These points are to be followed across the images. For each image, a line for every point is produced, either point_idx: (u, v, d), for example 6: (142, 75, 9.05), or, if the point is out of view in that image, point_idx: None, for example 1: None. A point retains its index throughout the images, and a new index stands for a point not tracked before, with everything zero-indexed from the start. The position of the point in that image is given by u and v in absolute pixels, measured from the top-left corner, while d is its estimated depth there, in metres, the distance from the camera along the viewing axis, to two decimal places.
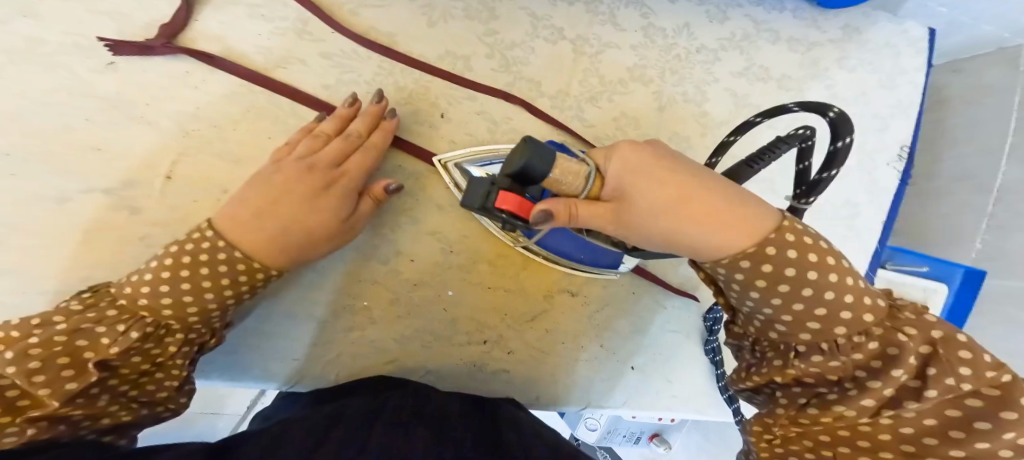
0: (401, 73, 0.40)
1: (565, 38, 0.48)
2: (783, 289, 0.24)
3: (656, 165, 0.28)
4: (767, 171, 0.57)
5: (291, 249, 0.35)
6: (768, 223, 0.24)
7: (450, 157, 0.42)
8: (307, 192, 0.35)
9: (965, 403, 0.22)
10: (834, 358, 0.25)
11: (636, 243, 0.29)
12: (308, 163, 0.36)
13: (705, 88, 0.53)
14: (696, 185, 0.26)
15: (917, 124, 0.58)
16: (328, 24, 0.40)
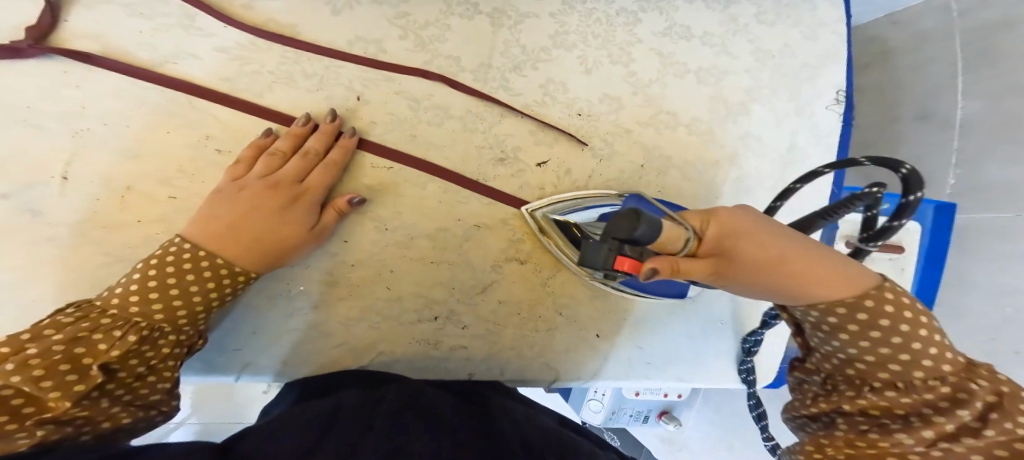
0: (309, 62, 0.42)
1: (482, 13, 0.49)
2: (873, 335, 0.28)
3: (758, 228, 0.33)
4: (708, 124, 0.56)
5: (266, 256, 0.37)
6: (868, 280, 0.29)
7: (537, 207, 0.51)
8: (274, 206, 0.37)
9: (1013, 445, 0.25)
10: (907, 394, 0.27)
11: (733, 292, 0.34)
12: (271, 180, 0.38)
13: (629, 49, 0.54)
14: (797, 246, 0.31)
15: (848, 68, 0.58)
16: (216, 17, 0.39)
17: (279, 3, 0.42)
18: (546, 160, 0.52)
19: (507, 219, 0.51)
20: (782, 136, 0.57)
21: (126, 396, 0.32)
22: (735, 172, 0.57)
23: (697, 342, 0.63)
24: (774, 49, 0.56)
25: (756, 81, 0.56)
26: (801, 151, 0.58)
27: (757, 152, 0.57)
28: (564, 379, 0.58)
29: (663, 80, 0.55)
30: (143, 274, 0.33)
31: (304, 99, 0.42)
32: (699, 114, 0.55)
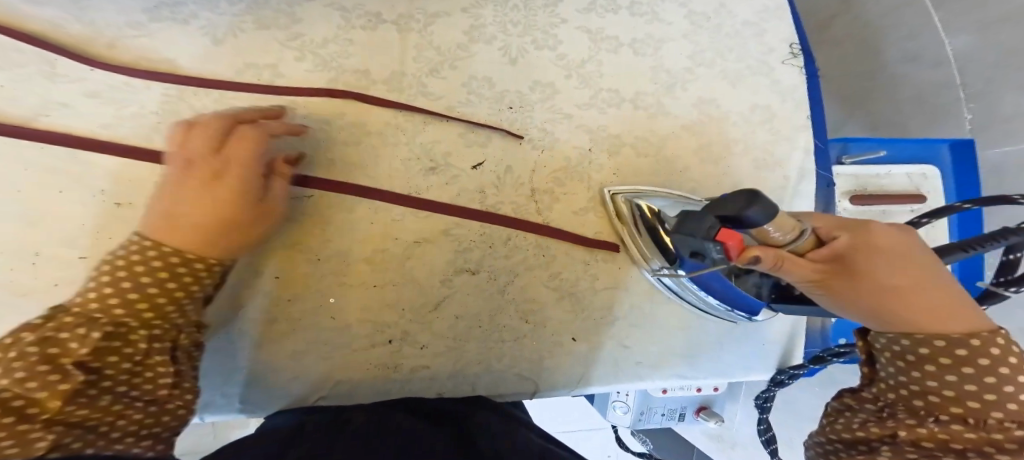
0: (195, 95, 0.42)
1: (387, 21, 0.48)
2: (965, 372, 0.26)
3: (896, 248, 0.31)
4: (653, 94, 0.51)
5: (221, 234, 0.33)
6: (982, 326, 0.28)
7: (618, 189, 0.51)
8: (218, 187, 0.33)
9: None
10: (972, 431, 0.26)
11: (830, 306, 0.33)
12: (215, 155, 0.34)
13: (552, 31, 0.51)
14: (927, 279, 0.30)
15: (793, 19, 0.53)
16: (81, 62, 0.40)
17: (156, 43, 0.43)
18: (481, 163, 0.49)
19: (448, 230, 0.49)
20: (739, 95, 0.52)
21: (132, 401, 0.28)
22: (697, 142, 0.52)
23: (696, 336, 0.57)
24: (711, 6, 0.52)
25: (697, 44, 0.51)
26: (767, 108, 0.52)
27: (716, 118, 0.52)
28: (544, 389, 0.53)
29: (595, 57, 0.51)
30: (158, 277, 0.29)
31: None
32: (642, 87, 0.51)
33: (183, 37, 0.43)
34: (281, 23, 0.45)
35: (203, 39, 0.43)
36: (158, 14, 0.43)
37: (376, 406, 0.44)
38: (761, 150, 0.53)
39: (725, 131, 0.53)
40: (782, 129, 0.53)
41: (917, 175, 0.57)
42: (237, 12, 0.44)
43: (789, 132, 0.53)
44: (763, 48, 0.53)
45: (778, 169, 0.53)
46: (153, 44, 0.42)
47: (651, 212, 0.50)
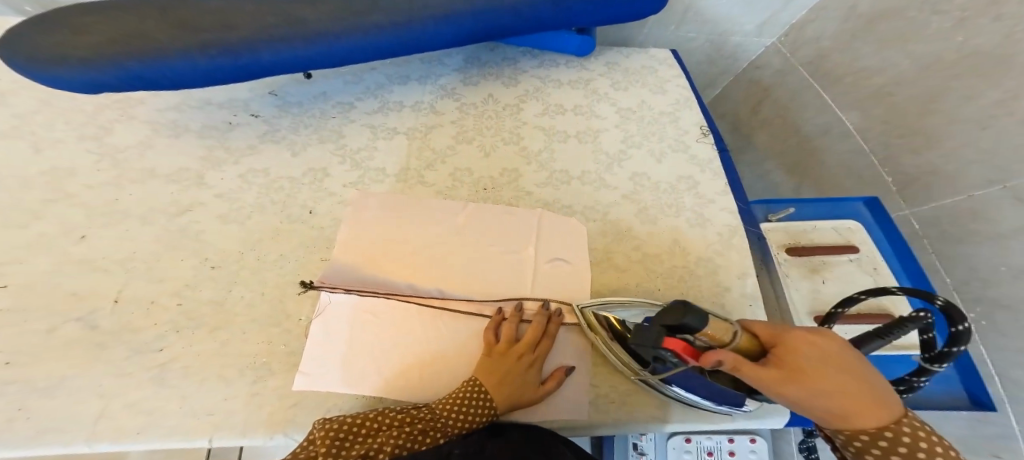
0: (263, 188, 0.61)
1: (400, 132, 0.68)
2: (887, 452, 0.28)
3: (839, 362, 0.30)
4: (595, 170, 0.67)
5: (344, 276, 0.54)
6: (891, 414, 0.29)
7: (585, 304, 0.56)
8: (349, 251, 0.56)
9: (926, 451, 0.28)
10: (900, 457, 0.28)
11: (849, 370, 0.30)
12: (348, 236, 0.57)
13: (518, 131, 0.70)
14: (831, 373, 0.29)
15: (701, 111, 0.74)
16: (202, 170, 0.61)
17: (247, 155, 0.63)
18: None
19: None
20: (668, 168, 0.68)
21: None
22: (636, 207, 0.65)
23: None
24: (634, 104, 0.74)
25: (627, 131, 0.71)
26: (691, 178, 0.68)
27: (649, 188, 0.66)
28: None
29: (549, 147, 0.69)
30: None
31: (262, 213, 0.59)
32: (587, 167, 0.68)
33: (264, 151, 0.64)
34: (332, 139, 0.66)
35: (278, 152, 0.64)
36: (250, 141, 0.65)
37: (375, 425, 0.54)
38: (693, 209, 0.65)
39: (659, 194, 0.66)
40: (705, 192, 0.67)
41: (843, 230, 0.68)
42: (300, 135, 0.66)
43: (712, 196, 0.66)
44: (682, 131, 0.72)
45: (711, 225, 0.64)
46: (242, 160, 0.63)
47: (601, 263, 0.61)
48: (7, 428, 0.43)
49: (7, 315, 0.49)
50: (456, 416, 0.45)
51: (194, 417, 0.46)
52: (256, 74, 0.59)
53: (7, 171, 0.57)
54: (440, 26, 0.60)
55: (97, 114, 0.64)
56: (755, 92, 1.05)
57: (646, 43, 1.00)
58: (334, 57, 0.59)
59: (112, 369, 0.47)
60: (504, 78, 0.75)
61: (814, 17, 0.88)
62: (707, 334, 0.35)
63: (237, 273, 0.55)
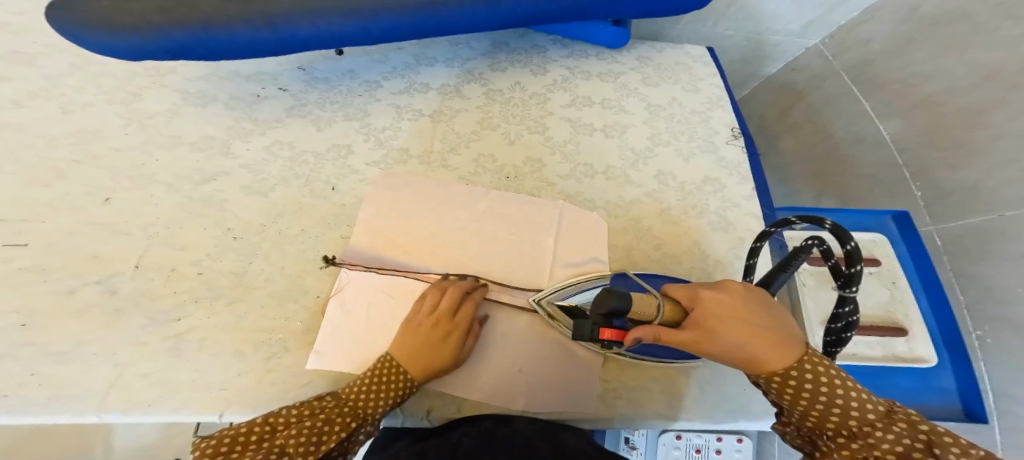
0: (286, 162, 0.61)
1: (425, 114, 0.68)
2: (805, 394, 0.33)
3: (740, 315, 0.37)
4: (622, 166, 0.67)
5: (366, 254, 0.55)
6: (795, 354, 0.34)
7: (539, 296, 0.55)
8: (371, 230, 0.56)
9: (835, 389, 0.32)
10: (818, 402, 0.32)
11: (747, 321, 0.36)
12: (370, 216, 0.57)
13: (544, 121, 0.69)
14: (733, 325, 0.36)
15: (733, 112, 0.72)
16: (226, 140, 0.61)
17: (272, 127, 0.63)
18: None
19: None
20: (696, 169, 0.67)
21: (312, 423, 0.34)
22: (659, 206, 0.64)
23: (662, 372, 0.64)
24: (665, 101, 0.72)
25: (655, 129, 0.70)
26: (718, 181, 0.67)
27: (674, 188, 0.66)
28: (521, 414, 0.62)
29: (575, 139, 0.68)
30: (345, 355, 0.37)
31: (286, 187, 0.59)
32: (611, 162, 0.67)
33: (290, 124, 0.64)
34: (358, 117, 0.66)
35: (303, 126, 0.64)
36: (277, 114, 0.64)
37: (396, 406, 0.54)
38: (716, 213, 0.64)
39: (684, 194, 0.65)
40: (731, 196, 0.66)
41: (868, 241, 0.68)
42: (326, 111, 0.65)
43: (737, 200, 0.65)
44: (713, 132, 0.71)
45: (733, 229, 0.63)
46: (268, 132, 0.63)
47: (621, 260, 0.61)
48: (20, 392, 0.44)
49: (27, 274, 0.49)
50: (370, 394, 0.43)
51: (207, 390, 0.47)
52: (294, 50, 0.59)
53: (32, 129, 0.57)
54: (481, 10, 0.59)
55: (127, 79, 0.63)
56: (786, 96, 1.04)
57: (680, 38, 0.99)
58: (370, 35, 0.59)
59: (130, 337, 0.48)
60: (533, 66, 0.74)
61: (864, 19, 0.86)
62: (633, 313, 0.39)
63: (258, 245, 0.55)
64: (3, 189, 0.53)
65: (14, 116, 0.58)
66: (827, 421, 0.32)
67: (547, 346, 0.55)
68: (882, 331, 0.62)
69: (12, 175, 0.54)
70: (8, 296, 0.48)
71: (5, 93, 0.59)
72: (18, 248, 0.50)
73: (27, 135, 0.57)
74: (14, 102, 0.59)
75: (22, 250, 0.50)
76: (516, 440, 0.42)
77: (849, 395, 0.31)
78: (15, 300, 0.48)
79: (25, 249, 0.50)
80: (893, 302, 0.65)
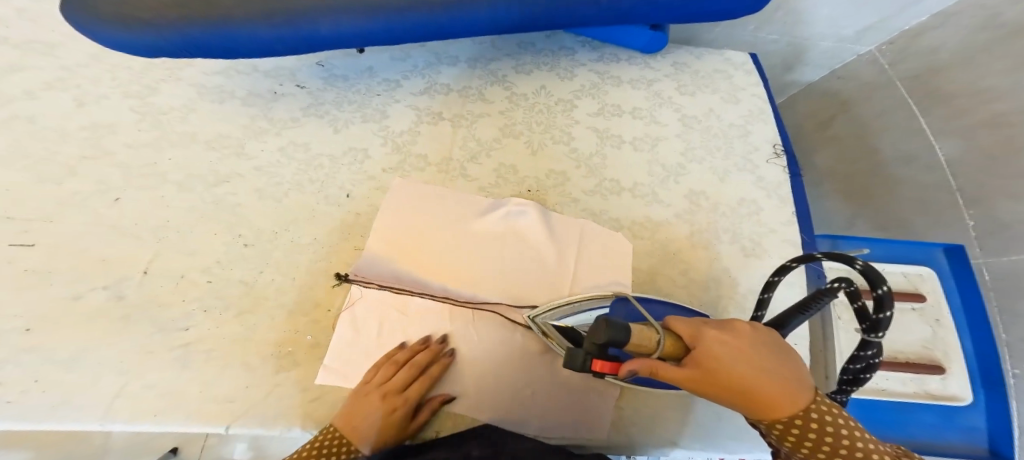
0: (299, 165, 0.58)
1: (444, 118, 0.64)
2: (808, 443, 0.30)
3: (749, 352, 0.32)
4: (650, 183, 0.63)
5: (377, 269, 0.52)
6: (804, 399, 0.31)
7: (532, 313, 0.50)
8: (384, 243, 0.54)
9: (839, 438, 0.30)
10: (819, 451, 0.30)
11: (753, 361, 0.31)
12: (382, 228, 0.54)
13: (570, 130, 0.65)
14: (742, 366, 0.31)
15: (775, 127, 0.67)
16: (240, 141, 0.59)
17: (286, 127, 0.61)
18: None
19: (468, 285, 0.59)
20: (731, 189, 0.63)
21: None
22: (689, 228, 0.60)
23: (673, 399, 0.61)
24: (700, 113, 0.68)
25: (689, 143, 0.65)
26: (754, 203, 0.62)
27: (705, 209, 0.61)
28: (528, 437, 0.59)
29: (602, 151, 0.64)
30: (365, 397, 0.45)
31: (300, 192, 0.57)
32: (639, 178, 0.63)
33: (305, 124, 0.61)
34: (375, 119, 0.63)
35: (319, 126, 0.61)
36: (293, 113, 0.62)
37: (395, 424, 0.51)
38: (750, 238, 0.60)
39: (716, 216, 0.61)
40: (768, 221, 0.61)
41: (914, 275, 0.63)
42: (343, 111, 0.62)
43: (774, 225, 0.61)
44: (752, 148, 0.66)
45: (768, 257, 0.59)
46: (284, 132, 0.60)
47: (644, 285, 0.58)
48: (22, 399, 0.43)
49: (34, 276, 0.48)
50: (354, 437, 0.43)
51: (207, 408, 0.45)
52: (315, 47, 0.56)
53: (44, 122, 0.56)
54: (512, 10, 0.55)
55: (143, 72, 0.61)
56: (829, 106, 0.97)
57: (719, 40, 0.93)
58: (393, 35, 0.55)
59: (136, 346, 0.47)
60: (560, 70, 0.70)
61: (935, 23, 0.79)
62: (632, 345, 0.34)
63: (269, 253, 0.53)
64: (14, 184, 0.52)
65: (29, 108, 0.56)
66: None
67: (562, 372, 0.53)
68: (918, 367, 0.58)
69: (21, 170, 0.53)
70: (15, 298, 0.47)
71: (20, 83, 0.57)
72: (26, 247, 0.49)
73: (39, 128, 0.55)
74: (28, 93, 0.57)
75: (31, 250, 0.49)
76: (524, 455, 0.41)
77: (851, 444, 0.30)
78: (22, 302, 0.47)
79: (33, 248, 0.49)
80: (933, 340, 0.60)
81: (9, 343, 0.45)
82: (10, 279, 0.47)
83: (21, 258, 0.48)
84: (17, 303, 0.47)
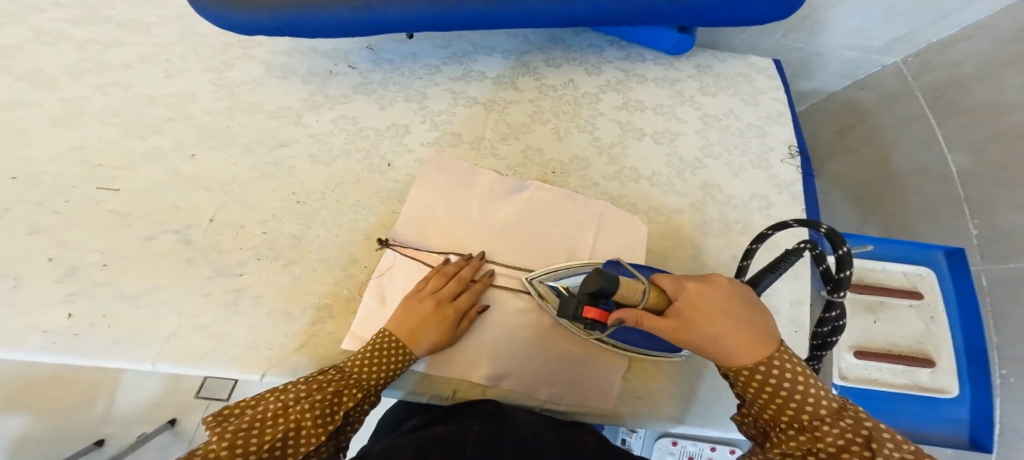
0: (347, 137, 0.64)
1: (479, 103, 0.69)
2: (768, 388, 0.33)
3: (721, 306, 0.37)
4: (668, 173, 0.67)
5: (415, 236, 0.58)
6: (768, 350, 0.34)
7: (534, 275, 0.56)
8: (422, 212, 0.59)
9: (796, 384, 0.33)
10: (777, 395, 0.33)
11: (725, 314, 0.36)
12: (421, 198, 0.60)
13: (594, 121, 0.70)
14: (712, 315, 0.36)
15: (792, 129, 0.71)
16: (297, 112, 0.64)
17: (339, 103, 0.66)
18: None
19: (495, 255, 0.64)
20: (745, 185, 0.67)
21: (321, 416, 0.41)
22: (702, 217, 0.64)
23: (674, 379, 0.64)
24: (720, 112, 0.72)
25: (707, 139, 0.69)
26: (766, 198, 0.66)
27: (719, 201, 0.65)
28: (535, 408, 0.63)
29: (623, 142, 0.68)
30: (361, 354, 0.46)
31: (348, 161, 0.62)
32: (658, 169, 0.67)
33: (355, 101, 0.67)
34: (417, 99, 0.68)
35: (367, 103, 0.67)
36: (345, 90, 0.67)
37: (414, 385, 0.55)
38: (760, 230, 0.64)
39: (729, 207, 0.65)
40: (779, 215, 0.65)
41: (914, 275, 0.68)
42: (389, 91, 0.68)
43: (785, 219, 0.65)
44: (768, 148, 0.70)
45: (776, 248, 0.63)
46: (337, 106, 0.66)
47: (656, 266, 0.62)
48: (90, 332, 0.48)
49: (117, 217, 0.54)
50: (356, 386, 0.44)
51: (254, 349, 0.50)
52: (377, 30, 0.61)
53: (136, 89, 0.62)
54: (555, 7, 0.60)
55: (221, 49, 0.68)
56: (848, 116, 1.00)
57: (745, 47, 0.97)
58: (448, 22, 0.61)
59: (197, 287, 0.52)
60: (587, 65, 0.74)
61: (964, 36, 0.82)
62: (618, 296, 0.40)
63: (318, 212, 0.58)
64: (107, 139, 0.58)
65: (124, 76, 0.63)
66: (782, 414, 0.33)
67: (573, 339, 0.57)
68: (907, 359, 0.63)
69: (115, 128, 0.59)
70: (99, 236, 0.53)
71: (117, 53, 0.65)
72: (110, 192, 0.55)
73: (131, 93, 0.62)
74: (126, 64, 0.64)
75: (114, 195, 0.55)
76: (523, 430, 0.45)
77: (807, 391, 0.32)
78: (106, 239, 0.53)
79: (116, 194, 0.55)
80: (926, 336, 0.65)
81: (94, 275, 0.51)
82: (99, 220, 0.53)
83: (107, 201, 0.55)
84: (102, 240, 0.53)
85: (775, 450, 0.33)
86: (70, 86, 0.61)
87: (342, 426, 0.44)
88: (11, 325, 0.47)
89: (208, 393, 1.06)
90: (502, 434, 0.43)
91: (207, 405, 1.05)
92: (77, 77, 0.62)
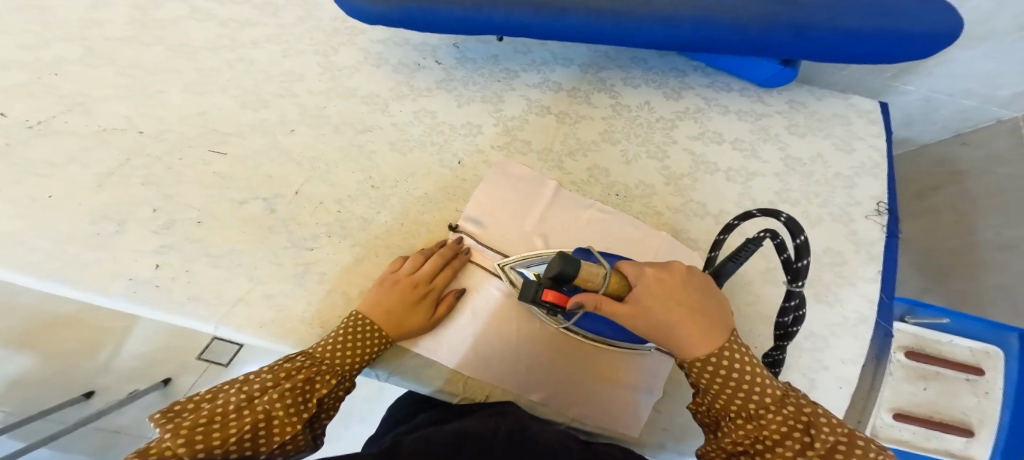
0: (431, 131, 0.65)
1: (552, 113, 0.69)
2: (722, 378, 0.35)
3: (681, 299, 0.38)
4: (738, 211, 0.65)
5: (484, 229, 0.59)
6: (722, 342, 0.36)
7: (507, 261, 0.55)
8: (496, 206, 0.60)
9: (747, 375, 0.35)
10: (730, 387, 0.35)
11: (682, 305, 0.37)
12: (498, 193, 0.61)
13: (667, 149, 0.68)
14: (674, 309, 0.37)
15: (885, 183, 0.68)
16: (387, 101, 0.66)
17: (427, 96, 0.68)
18: None
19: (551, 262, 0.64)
20: (821, 237, 0.64)
21: (290, 407, 0.41)
22: (765, 265, 0.63)
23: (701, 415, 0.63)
24: (807, 156, 0.69)
25: (785, 183, 0.67)
26: (841, 254, 0.63)
27: None
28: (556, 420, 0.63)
29: (692, 174, 0.67)
30: (336, 338, 0.47)
31: (425, 154, 0.63)
32: (726, 207, 0.66)
33: (440, 98, 0.68)
34: (493, 102, 0.69)
35: (446, 99, 0.68)
36: (430, 84, 0.68)
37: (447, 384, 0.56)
38: (826, 287, 0.61)
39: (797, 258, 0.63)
40: (851, 274, 0.62)
41: (981, 352, 0.65)
42: (469, 90, 0.69)
43: (857, 279, 0.62)
44: (852, 201, 0.67)
45: (840, 307, 0.61)
46: (419, 99, 0.67)
47: None
48: (168, 285, 0.51)
49: (216, 179, 0.57)
50: (329, 374, 0.45)
51: (307, 325, 0.52)
52: (483, 32, 0.62)
53: (259, 66, 0.66)
54: (664, 29, 0.59)
55: (332, 34, 0.70)
56: (942, 173, 0.96)
57: (839, 86, 0.93)
58: (549, 32, 0.61)
59: (270, 255, 0.55)
60: (667, 89, 0.73)
61: None
62: (580, 280, 0.39)
63: (389, 199, 0.60)
64: (225, 108, 0.62)
65: (250, 54, 0.67)
66: (731, 403, 0.36)
67: (611, 363, 0.57)
68: (947, 428, 0.62)
69: (234, 100, 0.63)
70: (196, 194, 0.56)
71: (245, 32, 0.69)
72: (219, 156, 0.59)
73: (253, 70, 0.66)
74: (254, 43, 0.68)
75: (211, 158, 0.59)
76: (546, 438, 0.42)
77: (757, 380, 0.35)
78: (198, 197, 0.56)
79: (214, 157, 0.59)
80: (974, 409, 0.63)
81: (182, 229, 0.54)
82: (195, 179, 0.57)
83: (207, 162, 0.58)
84: (194, 198, 0.56)
85: (727, 439, 0.36)
86: (205, 59, 0.66)
87: (317, 413, 0.45)
88: (106, 266, 0.51)
89: (209, 356, 1.10)
90: (522, 436, 0.41)
91: (202, 369, 1.09)
92: (214, 51, 0.67)
